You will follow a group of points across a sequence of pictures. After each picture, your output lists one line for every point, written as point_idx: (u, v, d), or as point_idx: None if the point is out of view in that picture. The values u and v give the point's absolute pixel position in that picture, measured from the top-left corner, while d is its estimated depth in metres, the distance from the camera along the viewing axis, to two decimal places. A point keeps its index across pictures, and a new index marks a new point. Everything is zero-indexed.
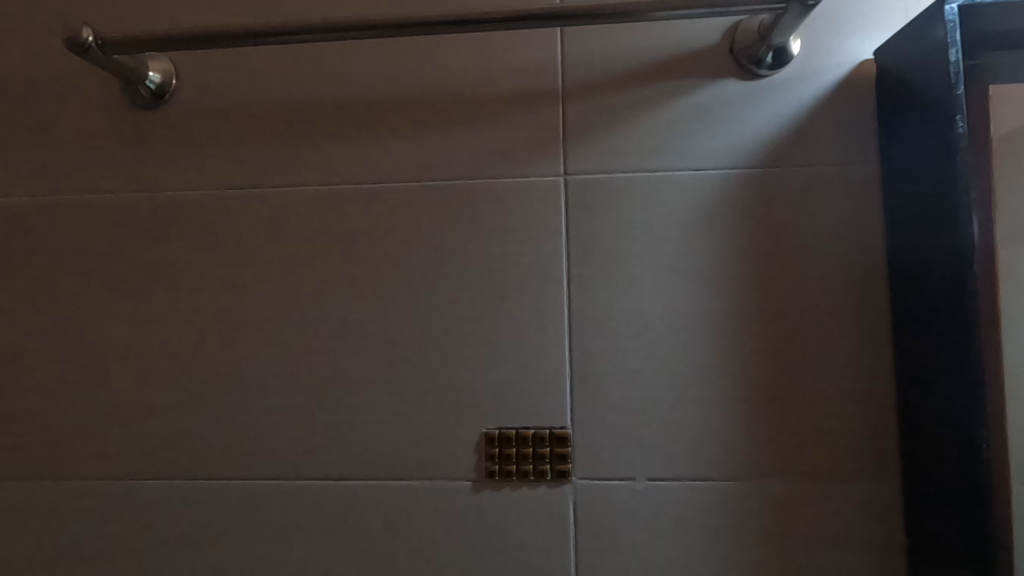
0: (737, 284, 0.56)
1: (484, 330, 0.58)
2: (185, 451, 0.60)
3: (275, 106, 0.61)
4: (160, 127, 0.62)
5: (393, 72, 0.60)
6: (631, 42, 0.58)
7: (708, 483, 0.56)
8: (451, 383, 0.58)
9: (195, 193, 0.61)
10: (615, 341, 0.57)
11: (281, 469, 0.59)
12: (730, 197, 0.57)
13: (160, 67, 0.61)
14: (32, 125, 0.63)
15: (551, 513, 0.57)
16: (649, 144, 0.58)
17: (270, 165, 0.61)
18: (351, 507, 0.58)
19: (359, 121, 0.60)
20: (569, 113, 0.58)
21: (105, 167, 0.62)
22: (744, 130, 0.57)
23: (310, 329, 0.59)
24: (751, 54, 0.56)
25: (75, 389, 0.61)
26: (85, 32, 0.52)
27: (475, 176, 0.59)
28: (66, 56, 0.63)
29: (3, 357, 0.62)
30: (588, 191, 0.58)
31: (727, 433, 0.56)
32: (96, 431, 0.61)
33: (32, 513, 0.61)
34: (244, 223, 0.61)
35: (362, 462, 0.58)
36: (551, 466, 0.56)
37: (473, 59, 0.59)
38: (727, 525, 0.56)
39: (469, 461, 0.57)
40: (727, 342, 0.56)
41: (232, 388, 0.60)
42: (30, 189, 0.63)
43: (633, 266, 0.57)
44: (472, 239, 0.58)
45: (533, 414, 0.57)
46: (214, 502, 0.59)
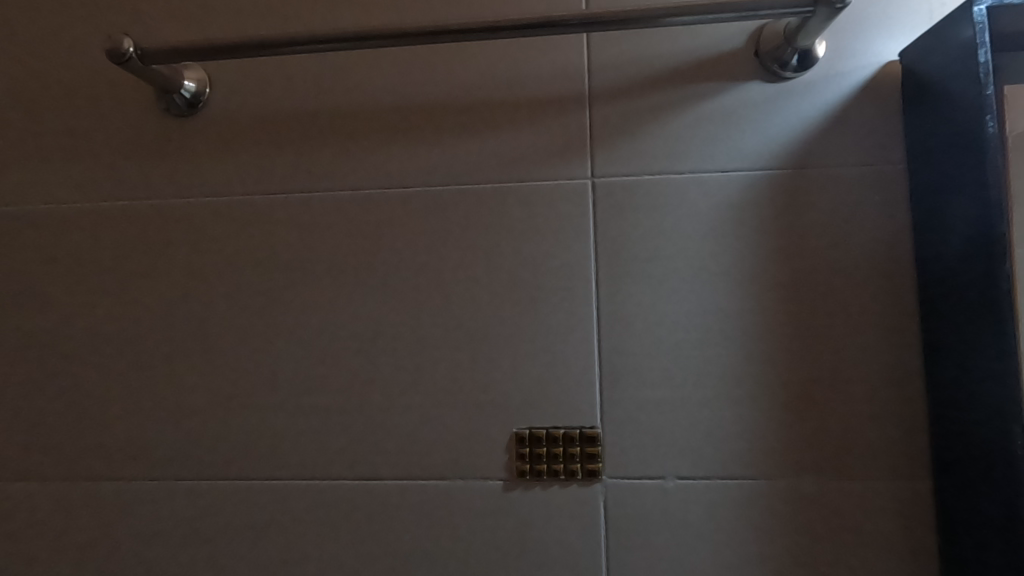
0: (765, 284, 0.57)
1: (514, 331, 0.59)
2: (219, 453, 0.61)
3: (306, 112, 0.62)
4: (194, 134, 0.63)
5: (421, 78, 0.61)
6: (657, 47, 0.59)
7: (737, 482, 0.56)
8: (481, 384, 0.59)
9: (228, 199, 0.62)
10: (644, 342, 0.57)
11: (315, 470, 0.59)
12: (757, 198, 0.57)
13: (194, 76, 0.62)
14: (69, 134, 0.65)
15: (582, 512, 0.57)
16: (676, 147, 0.58)
17: (300, 170, 0.62)
18: (383, 507, 0.59)
19: (387, 126, 0.61)
20: (596, 117, 0.59)
21: (140, 174, 0.64)
22: (770, 132, 0.58)
23: (342, 331, 0.60)
24: (776, 56, 0.57)
25: (112, 392, 0.62)
26: (126, 43, 0.53)
27: (503, 180, 0.59)
28: (102, 66, 0.65)
29: (42, 361, 0.64)
30: (616, 193, 0.58)
31: (757, 432, 0.56)
32: (133, 433, 0.62)
33: (72, 513, 0.62)
34: (275, 228, 0.61)
35: (395, 462, 0.59)
36: (582, 465, 0.57)
37: (501, 64, 0.60)
38: (758, 523, 0.56)
39: (499, 461, 0.58)
40: (756, 342, 0.57)
41: (265, 390, 0.61)
42: (68, 197, 0.64)
43: (661, 268, 0.58)
44: (502, 241, 0.59)
45: (563, 415, 0.58)
46: (248, 503, 0.60)
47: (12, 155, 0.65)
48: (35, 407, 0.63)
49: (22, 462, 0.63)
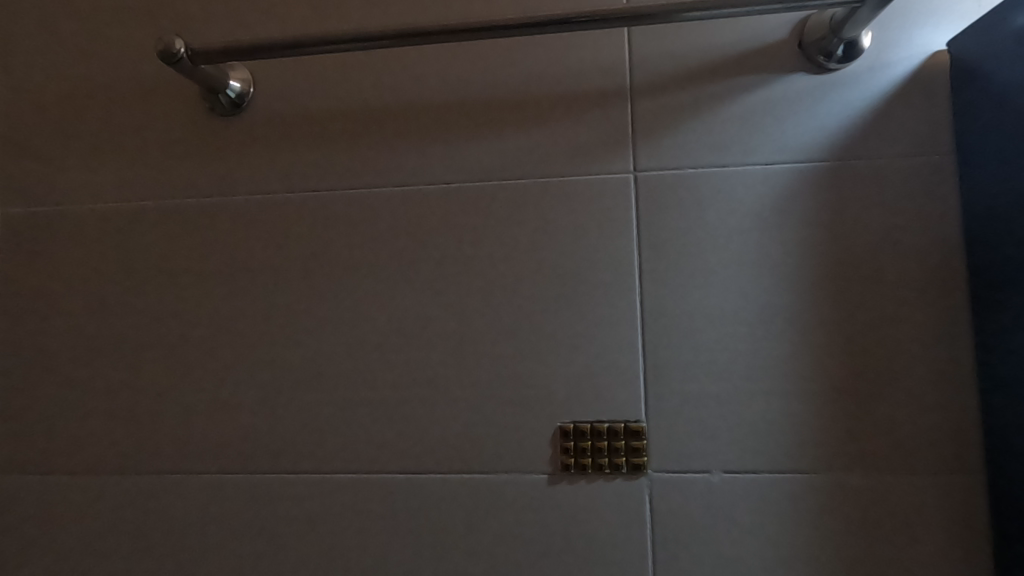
0: (811, 277, 0.57)
1: (558, 325, 0.59)
2: (265, 447, 0.61)
3: (349, 110, 0.63)
4: (239, 134, 0.64)
5: (462, 74, 0.61)
6: (699, 41, 0.59)
7: (784, 475, 0.56)
8: (526, 378, 0.59)
9: (272, 197, 0.63)
10: (688, 335, 0.57)
11: (360, 463, 0.60)
12: (802, 190, 0.57)
13: (239, 76, 0.63)
14: (116, 134, 0.66)
15: (627, 506, 0.57)
16: (719, 140, 0.58)
17: (343, 167, 0.62)
18: (427, 501, 0.59)
19: (429, 122, 0.61)
20: (638, 112, 0.59)
21: (187, 173, 0.65)
22: (815, 124, 0.57)
23: (385, 326, 0.61)
24: (821, 47, 0.56)
25: (160, 387, 0.63)
26: (177, 43, 0.54)
27: (546, 175, 0.60)
28: (150, 68, 0.66)
29: (92, 356, 0.65)
30: (659, 186, 0.58)
31: (804, 425, 0.56)
32: (181, 427, 0.63)
33: (122, 506, 0.63)
34: (319, 224, 0.62)
35: (439, 455, 0.59)
36: (627, 459, 0.57)
37: (542, 60, 0.60)
38: (807, 517, 0.55)
39: (544, 455, 0.58)
40: (802, 335, 0.56)
41: (310, 384, 0.61)
42: (117, 196, 0.66)
43: (705, 261, 0.58)
44: (544, 236, 0.59)
45: (607, 408, 0.58)
46: (295, 496, 0.61)
47: (62, 156, 0.67)
48: (86, 402, 0.65)
49: (74, 456, 0.64)
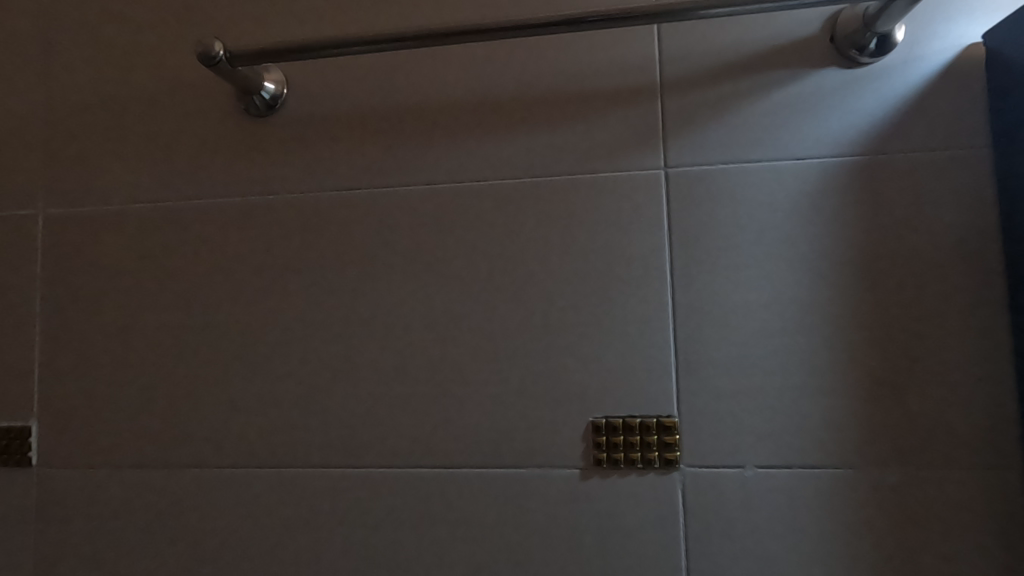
0: (845, 271, 0.56)
1: (589, 321, 0.59)
2: (300, 442, 0.62)
3: (381, 109, 0.64)
4: (273, 134, 0.65)
5: (493, 72, 0.62)
6: (730, 37, 0.59)
7: (818, 470, 0.56)
8: (557, 374, 0.59)
9: (306, 196, 0.64)
10: (721, 330, 0.57)
11: (394, 458, 0.61)
12: (834, 184, 0.57)
13: (273, 78, 0.64)
14: (153, 135, 0.68)
15: (660, 501, 0.57)
16: (750, 136, 0.58)
17: (375, 166, 0.63)
18: (461, 495, 0.60)
19: (461, 121, 0.62)
20: (668, 108, 0.59)
21: (222, 174, 0.66)
22: (847, 118, 0.57)
23: (418, 323, 0.61)
24: (854, 41, 0.56)
25: (197, 383, 0.65)
26: (217, 46, 0.55)
27: (576, 172, 0.60)
28: (185, 71, 0.67)
29: (131, 353, 0.66)
30: (690, 183, 0.59)
31: (838, 420, 0.56)
32: (217, 422, 0.64)
33: (160, 499, 0.65)
34: (352, 223, 0.63)
35: (472, 450, 0.60)
36: (659, 454, 0.57)
37: (572, 58, 0.61)
38: (841, 512, 0.55)
39: (576, 450, 0.58)
40: (836, 330, 0.56)
41: (344, 380, 0.62)
42: (154, 197, 0.67)
43: (737, 257, 0.58)
44: (575, 232, 0.60)
45: (640, 404, 0.58)
46: (329, 491, 0.62)
47: (101, 157, 0.68)
48: (125, 397, 0.66)
49: (113, 450, 0.66)
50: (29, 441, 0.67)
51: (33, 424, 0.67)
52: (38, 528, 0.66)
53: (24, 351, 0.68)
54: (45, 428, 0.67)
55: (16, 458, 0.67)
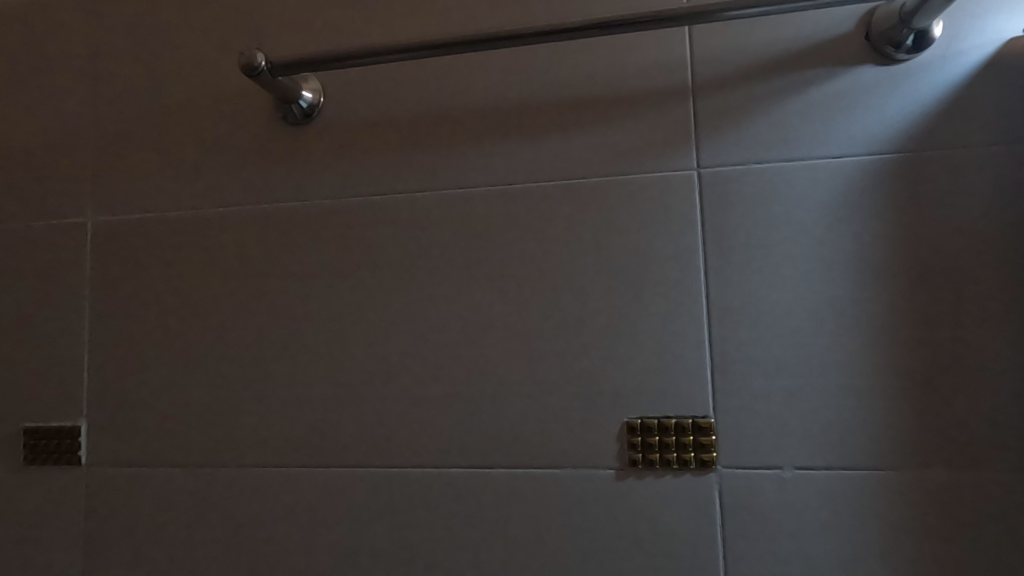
0: (883, 270, 0.56)
1: (623, 322, 0.59)
2: (337, 442, 0.64)
3: (415, 115, 0.65)
4: (310, 142, 0.67)
5: (524, 77, 0.63)
6: (762, 37, 0.59)
7: (858, 472, 0.55)
8: (591, 374, 0.59)
9: (342, 201, 0.66)
10: (757, 331, 0.57)
11: (430, 458, 0.62)
12: (871, 183, 0.57)
13: (311, 87, 0.66)
14: (195, 144, 0.70)
15: (696, 502, 0.57)
16: (784, 135, 0.58)
17: (409, 171, 0.65)
18: (496, 495, 0.60)
19: (493, 125, 0.63)
20: (701, 109, 0.59)
21: (261, 180, 0.68)
22: (884, 116, 0.57)
23: (452, 324, 0.62)
24: (890, 38, 0.56)
25: (238, 384, 0.67)
26: (259, 57, 0.57)
27: (607, 174, 0.61)
28: (226, 81, 0.70)
29: (175, 355, 0.68)
30: (723, 183, 0.59)
31: (879, 421, 0.55)
32: (257, 422, 0.66)
33: (204, 498, 0.66)
34: (387, 226, 0.64)
35: (507, 450, 0.60)
36: (695, 455, 0.57)
37: (603, 61, 0.61)
38: (882, 514, 0.54)
39: (611, 450, 0.59)
40: (875, 329, 0.56)
41: (380, 381, 0.63)
42: (196, 203, 0.69)
43: (772, 256, 0.57)
44: (608, 233, 0.60)
45: (675, 404, 0.58)
46: (367, 490, 0.63)
47: (145, 166, 0.71)
48: (169, 398, 0.68)
49: (159, 449, 0.68)
50: (79, 440, 0.70)
51: (82, 423, 0.70)
52: (87, 525, 0.69)
53: (74, 354, 0.71)
54: (93, 428, 0.70)
55: (66, 457, 0.69)
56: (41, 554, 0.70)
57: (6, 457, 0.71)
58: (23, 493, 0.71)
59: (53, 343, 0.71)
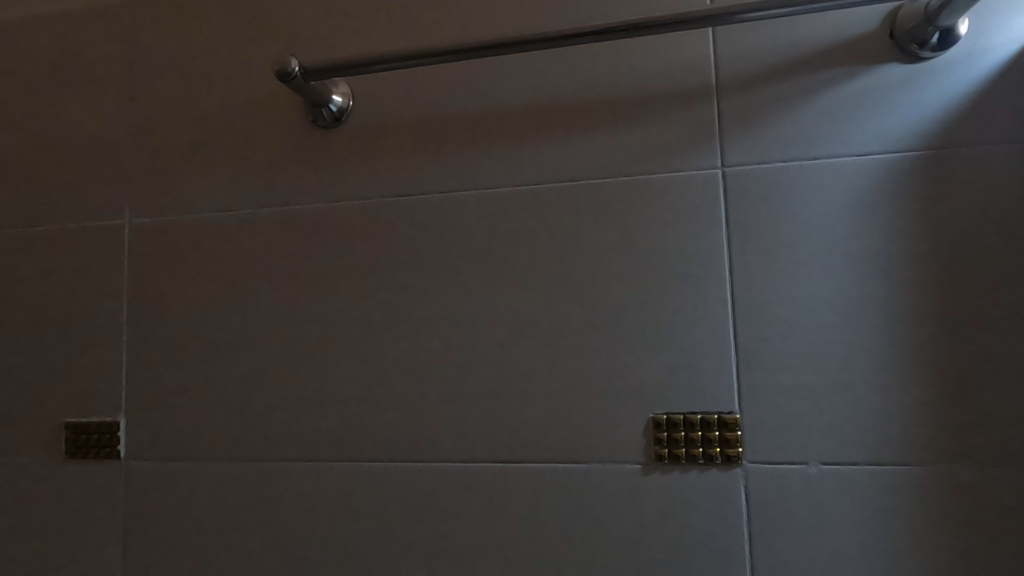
0: (908, 266, 0.56)
1: (648, 318, 0.60)
2: (368, 436, 0.65)
3: (441, 117, 0.66)
4: (340, 144, 0.69)
5: (549, 79, 0.64)
6: (786, 37, 0.60)
7: (885, 467, 0.55)
8: (616, 370, 0.60)
9: (371, 202, 0.67)
10: (782, 327, 0.58)
11: (458, 452, 0.63)
12: (896, 180, 0.57)
13: (341, 91, 0.68)
14: (228, 146, 0.72)
15: (722, 497, 0.58)
16: (808, 133, 0.59)
17: (436, 172, 0.66)
18: (523, 489, 0.61)
19: (519, 126, 0.64)
20: (725, 108, 0.60)
21: (292, 182, 0.70)
22: (909, 113, 0.57)
23: (479, 321, 0.64)
24: (914, 36, 0.56)
25: (271, 380, 0.68)
26: (293, 62, 0.59)
27: (632, 173, 0.62)
28: (258, 86, 0.72)
29: (209, 351, 0.70)
30: (748, 181, 0.59)
31: (905, 416, 0.55)
32: (290, 417, 0.67)
33: (238, 491, 0.68)
34: (415, 226, 0.66)
35: (533, 445, 0.61)
36: (721, 449, 0.58)
37: (627, 62, 0.63)
38: (910, 510, 0.55)
39: (637, 445, 0.59)
40: (901, 325, 0.56)
41: (409, 376, 0.65)
42: (229, 205, 0.71)
43: (797, 254, 0.58)
44: (633, 231, 0.61)
45: (700, 400, 0.59)
46: (397, 483, 0.64)
47: (181, 169, 0.73)
48: (203, 393, 0.70)
49: (194, 444, 0.70)
50: (118, 435, 0.72)
51: (121, 419, 0.72)
52: (126, 517, 0.71)
53: (113, 351, 0.73)
54: (132, 423, 0.72)
55: (105, 452, 0.72)
56: (82, 544, 0.72)
57: (48, 451, 0.74)
58: (64, 485, 0.73)
59: (92, 340, 0.74)
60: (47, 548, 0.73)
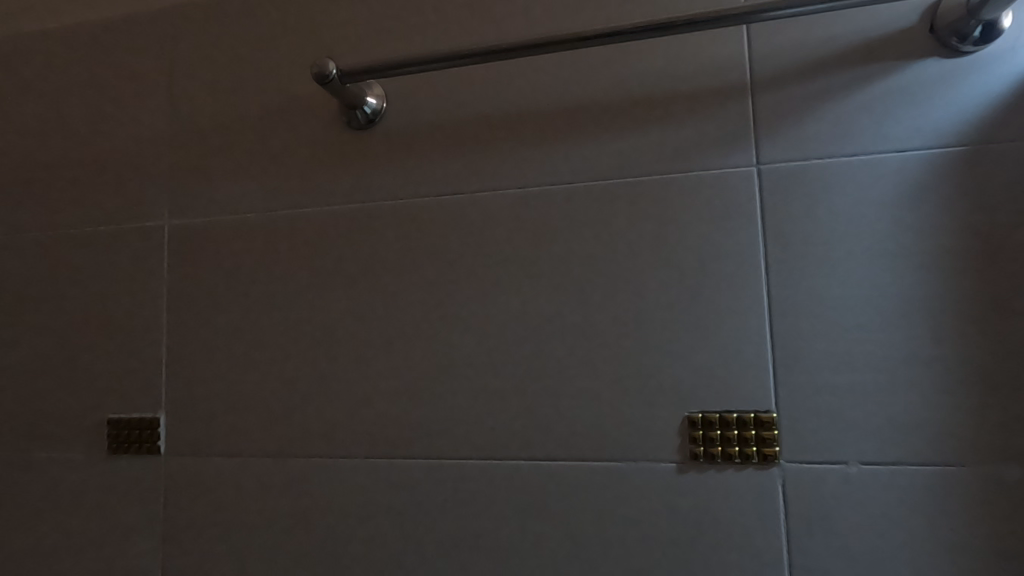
0: (950, 263, 0.55)
1: (682, 317, 0.60)
2: (402, 433, 0.66)
3: (474, 118, 0.67)
4: (374, 145, 0.70)
5: (581, 79, 0.64)
6: (822, 33, 0.59)
7: (926, 468, 0.55)
8: (649, 368, 0.60)
9: (405, 202, 0.68)
10: (820, 326, 0.57)
11: (491, 450, 0.63)
12: (937, 176, 0.56)
13: (375, 93, 0.69)
14: (264, 149, 0.74)
15: (759, 496, 0.57)
16: (846, 130, 0.58)
17: (468, 171, 0.67)
18: (556, 487, 0.62)
19: (551, 126, 0.65)
20: (760, 105, 0.60)
21: (327, 183, 0.71)
22: (951, 107, 0.56)
23: (511, 320, 0.64)
24: (956, 29, 0.55)
25: (306, 377, 0.70)
26: (330, 65, 0.60)
27: (664, 171, 0.62)
28: (293, 89, 0.73)
29: (246, 349, 0.72)
30: (784, 179, 0.59)
31: (948, 416, 0.54)
32: (324, 414, 0.69)
33: (274, 487, 0.69)
34: (448, 226, 0.67)
35: (567, 443, 0.62)
36: (757, 449, 0.57)
37: (659, 61, 0.63)
38: (953, 511, 0.54)
39: (672, 444, 0.59)
40: (942, 323, 0.55)
41: (441, 374, 0.66)
42: (266, 206, 0.73)
43: (835, 252, 0.57)
44: (666, 229, 0.61)
45: (736, 399, 0.58)
46: (431, 480, 0.65)
47: (218, 171, 0.75)
48: (241, 390, 0.72)
49: (232, 440, 0.71)
50: (158, 430, 0.74)
51: (160, 415, 0.74)
52: (166, 511, 0.73)
53: (153, 349, 0.75)
54: (171, 419, 0.74)
55: (147, 447, 0.74)
56: (123, 537, 0.74)
57: (91, 447, 0.76)
58: (106, 480, 0.75)
59: (133, 338, 0.76)
60: (89, 540, 0.75)
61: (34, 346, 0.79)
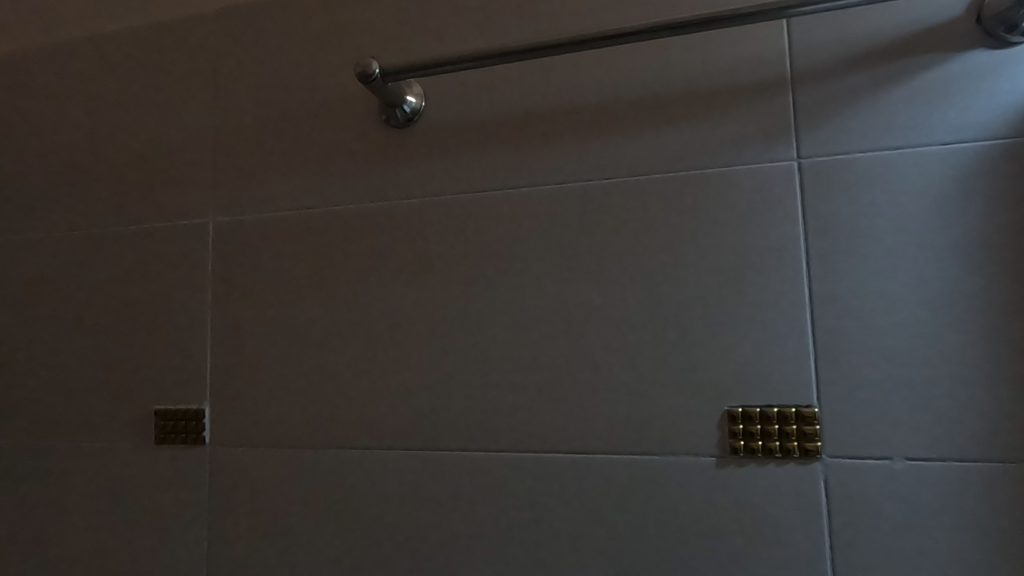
0: (998, 257, 0.54)
1: (721, 311, 0.60)
2: (440, 426, 0.67)
3: (512, 115, 0.68)
4: (413, 143, 0.71)
5: (619, 75, 0.65)
6: (863, 27, 0.59)
7: (975, 464, 0.54)
8: (688, 362, 0.60)
9: (443, 199, 0.70)
10: (863, 320, 0.57)
11: (530, 443, 0.64)
12: (986, 169, 0.55)
13: (415, 92, 0.70)
14: (305, 147, 0.75)
15: (801, 491, 0.57)
16: (889, 123, 0.58)
17: (506, 168, 0.68)
18: (595, 479, 0.62)
19: (588, 121, 0.65)
20: (801, 100, 0.60)
21: (367, 180, 0.73)
22: (998, 99, 0.55)
23: (549, 314, 0.65)
24: (1004, 19, 0.54)
25: (345, 370, 0.71)
26: (373, 64, 0.62)
27: (703, 166, 0.62)
28: (334, 89, 0.75)
29: (288, 343, 0.74)
30: (826, 172, 0.59)
31: (997, 411, 0.53)
32: (364, 406, 0.70)
33: (316, 478, 0.71)
34: (486, 221, 0.68)
35: (605, 437, 0.62)
36: (799, 443, 0.57)
37: (697, 57, 0.63)
38: (1004, 508, 0.53)
39: (711, 439, 0.59)
40: (990, 317, 0.54)
41: (479, 368, 0.66)
42: (307, 203, 0.75)
43: (879, 245, 0.57)
44: (705, 224, 0.61)
45: (777, 393, 0.58)
46: (470, 472, 0.66)
47: (261, 170, 0.77)
48: (282, 383, 0.73)
49: (274, 432, 0.73)
50: (203, 422, 0.76)
51: (205, 407, 0.76)
52: (211, 500, 0.75)
53: (199, 342, 0.77)
54: (216, 411, 0.76)
55: (192, 438, 0.76)
56: (169, 524, 0.76)
57: (140, 437, 0.79)
58: (154, 468, 0.78)
59: (179, 332, 0.78)
60: (137, 527, 0.78)
61: (85, 339, 0.82)
